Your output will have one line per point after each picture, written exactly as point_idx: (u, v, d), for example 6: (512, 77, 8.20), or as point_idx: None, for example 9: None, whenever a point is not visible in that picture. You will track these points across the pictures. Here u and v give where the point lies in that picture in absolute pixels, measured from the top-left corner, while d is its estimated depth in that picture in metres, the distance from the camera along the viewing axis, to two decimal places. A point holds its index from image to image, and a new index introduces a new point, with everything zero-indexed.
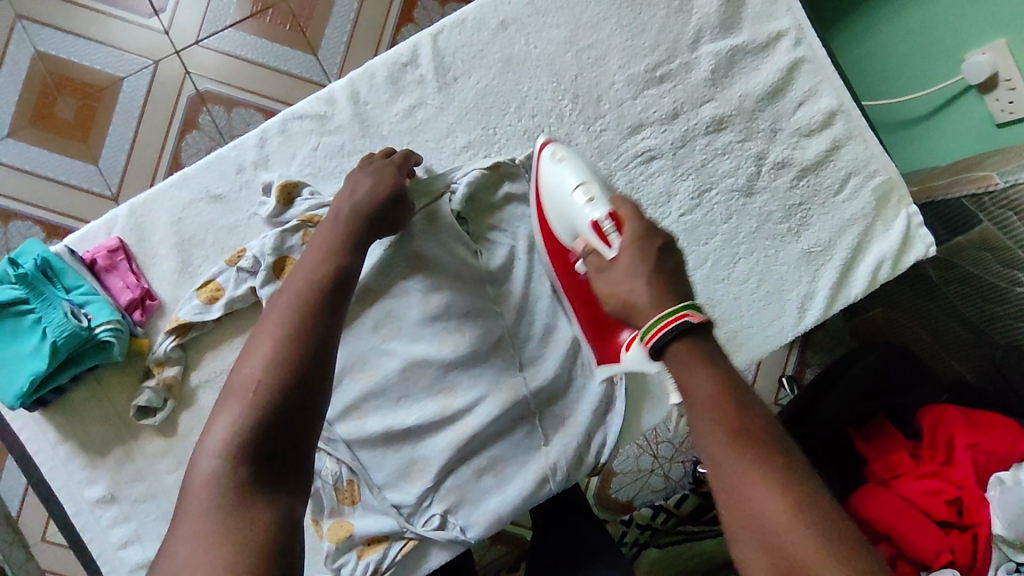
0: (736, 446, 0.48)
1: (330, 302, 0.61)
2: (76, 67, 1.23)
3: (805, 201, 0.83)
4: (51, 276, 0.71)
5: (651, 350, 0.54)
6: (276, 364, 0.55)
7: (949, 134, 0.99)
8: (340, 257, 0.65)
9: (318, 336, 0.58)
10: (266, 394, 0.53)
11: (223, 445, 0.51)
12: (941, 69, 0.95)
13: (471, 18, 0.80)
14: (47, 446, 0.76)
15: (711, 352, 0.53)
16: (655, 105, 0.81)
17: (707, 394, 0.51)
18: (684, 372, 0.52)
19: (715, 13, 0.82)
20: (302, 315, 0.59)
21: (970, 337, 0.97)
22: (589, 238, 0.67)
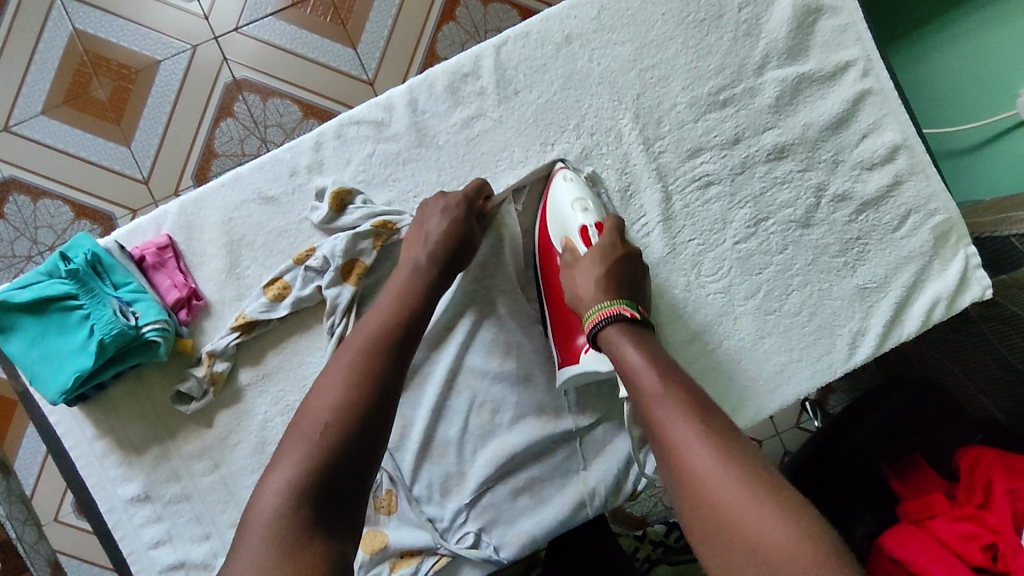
0: (663, 401, 0.58)
1: (400, 352, 0.62)
2: (114, 48, 1.21)
3: (863, 236, 0.81)
4: (101, 272, 0.69)
5: (590, 336, 0.67)
6: (344, 407, 0.56)
7: (1000, 168, 0.97)
8: (410, 309, 0.66)
9: (384, 381, 0.59)
10: (334, 438, 0.54)
11: (287, 487, 0.51)
12: (1001, 100, 0.93)
13: (535, 31, 0.79)
14: (84, 441, 0.75)
15: (644, 337, 0.65)
16: (716, 129, 0.80)
17: (637, 366, 0.62)
18: (619, 354, 0.64)
19: (783, 40, 0.80)
20: (374, 365, 0.60)
21: (1005, 375, 0.94)
22: (573, 237, 0.74)
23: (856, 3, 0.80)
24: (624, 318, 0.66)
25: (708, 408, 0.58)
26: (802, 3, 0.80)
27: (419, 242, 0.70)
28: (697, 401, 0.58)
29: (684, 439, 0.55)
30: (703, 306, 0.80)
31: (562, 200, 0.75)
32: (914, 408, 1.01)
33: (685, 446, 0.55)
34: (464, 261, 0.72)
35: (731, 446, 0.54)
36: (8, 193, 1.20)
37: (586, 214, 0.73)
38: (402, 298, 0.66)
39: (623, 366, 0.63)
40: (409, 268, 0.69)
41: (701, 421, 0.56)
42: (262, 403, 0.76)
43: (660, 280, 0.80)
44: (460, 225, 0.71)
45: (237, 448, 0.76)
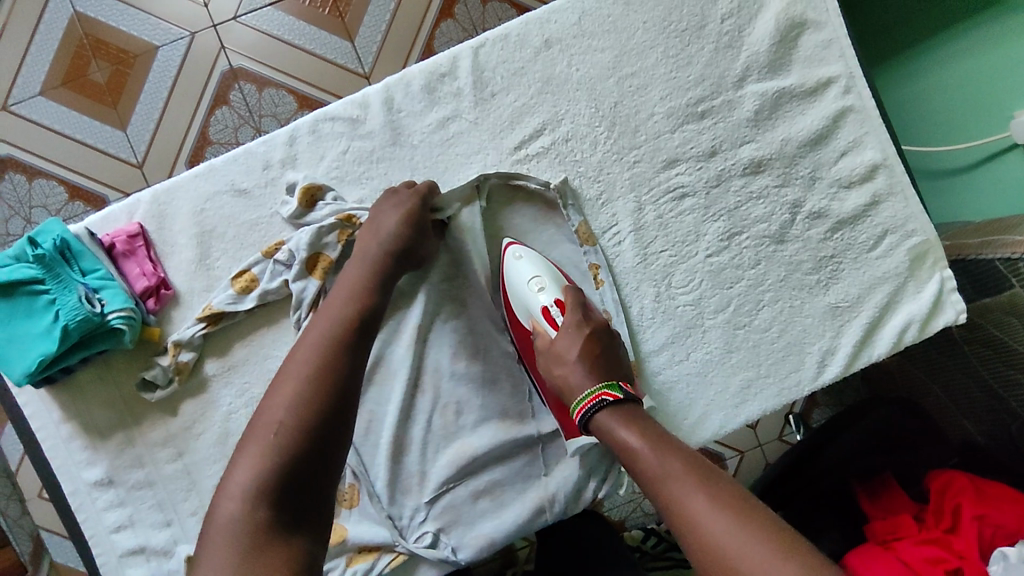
0: (664, 479, 0.57)
1: (353, 342, 0.62)
2: (113, 32, 1.22)
3: (838, 254, 0.81)
4: (69, 258, 0.70)
5: (581, 424, 0.66)
6: (302, 404, 0.56)
7: (989, 191, 0.96)
8: (363, 301, 0.66)
9: (343, 376, 0.59)
10: (292, 434, 0.54)
11: (247, 488, 0.51)
12: (990, 123, 0.92)
13: (514, 34, 0.78)
14: (51, 424, 0.76)
15: (633, 415, 0.64)
16: (693, 141, 0.79)
17: (631, 447, 0.61)
18: (612, 437, 0.63)
19: (765, 53, 0.79)
20: (327, 357, 0.60)
21: (987, 401, 0.94)
22: (540, 320, 0.75)
23: (840, 19, 0.79)
24: (607, 403, 0.65)
25: (709, 473, 0.57)
26: (786, 16, 0.79)
27: (369, 240, 0.70)
28: (699, 469, 0.57)
29: (694, 514, 0.53)
30: (671, 318, 0.80)
31: (521, 283, 0.76)
32: (890, 427, 1.05)
33: (701, 524, 0.53)
34: (416, 251, 0.73)
35: (742, 511, 0.52)
36: (3, 171, 1.21)
37: (545, 293, 0.75)
38: (355, 288, 0.67)
39: (618, 450, 0.62)
40: (361, 260, 0.69)
41: (707, 491, 0.55)
42: (228, 394, 0.77)
43: (630, 289, 0.79)
44: (407, 215, 0.71)
45: (202, 438, 0.77)
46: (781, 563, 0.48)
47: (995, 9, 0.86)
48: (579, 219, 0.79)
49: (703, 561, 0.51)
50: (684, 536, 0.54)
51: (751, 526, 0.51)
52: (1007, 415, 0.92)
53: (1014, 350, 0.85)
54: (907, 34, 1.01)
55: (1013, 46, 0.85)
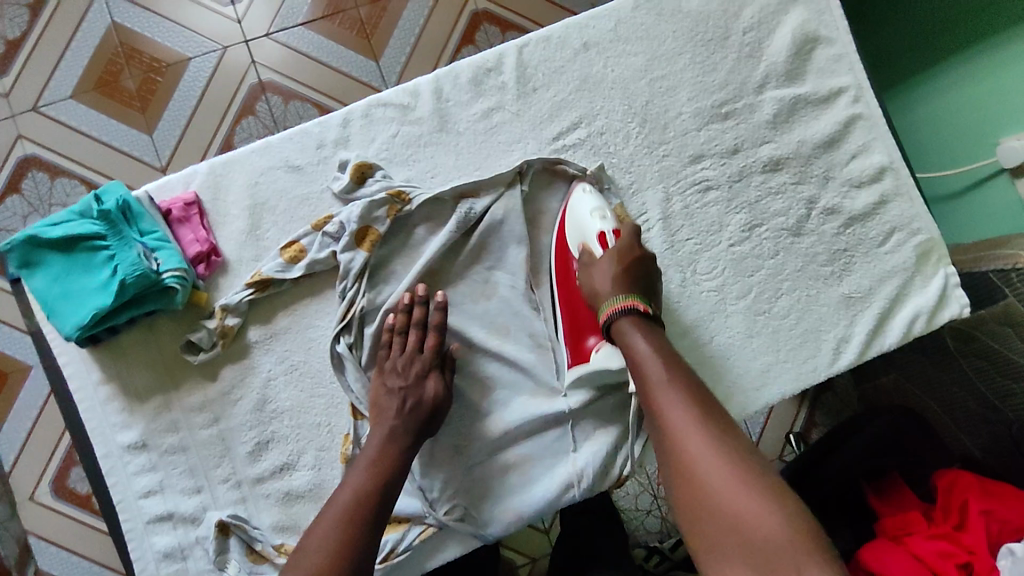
0: (663, 390, 0.64)
1: (385, 496, 0.68)
2: (149, 42, 1.28)
3: (850, 248, 0.86)
4: (129, 219, 0.72)
5: (604, 325, 0.72)
6: (351, 515, 0.65)
7: (975, 214, 1.05)
8: (389, 466, 0.70)
9: (389, 489, 0.68)
10: (342, 544, 0.63)
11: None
12: (978, 149, 1.01)
13: (555, 37, 0.85)
14: (91, 384, 0.77)
15: (653, 328, 0.70)
16: (717, 139, 0.85)
17: (644, 354, 0.67)
18: (628, 341, 0.70)
19: (783, 63, 0.86)
20: (356, 522, 0.64)
21: (983, 412, 0.98)
22: (593, 243, 0.78)
23: (850, 36, 0.87)
24: (637, 311, 0.71)
25: (702, 395, 0.63)
26: (802, 31, 0.86)
27: (388, 413, 0.73)
28: (697, 391, 0.64)
29: (678, 424, 0.61)
30: (696, 302, 0.84)
31: (582, 211, 0.80)
32: (894, 433, 1.08)
33: (682, 434, 0.60)
34: (432, 426, 0.74)
35: (727, 435, 0.59)
36: (27, 169, 1.25)
37: (604, 221, 0.79)
38: (379, 459, 0.70)
39: (630, 352, 0.69)
40: (382, 434, 0.72)
41: (697, 410, 0.61)
42: (268, 361, 0.78)
43: (660, 273, 0.84)
44: (421, 386, 0.74)
45: (239, 404, 0.78)
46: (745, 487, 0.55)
47: (984, 43, 0.95)
48: (617, 201, 0.83)
49: (676, 463, 0.59)
50: (665, 442, 0.61)
51: (730, 453, 0.58)
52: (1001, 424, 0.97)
53: None
54: (902, 67, 1.10)
55: (1003, 76, 0.94)
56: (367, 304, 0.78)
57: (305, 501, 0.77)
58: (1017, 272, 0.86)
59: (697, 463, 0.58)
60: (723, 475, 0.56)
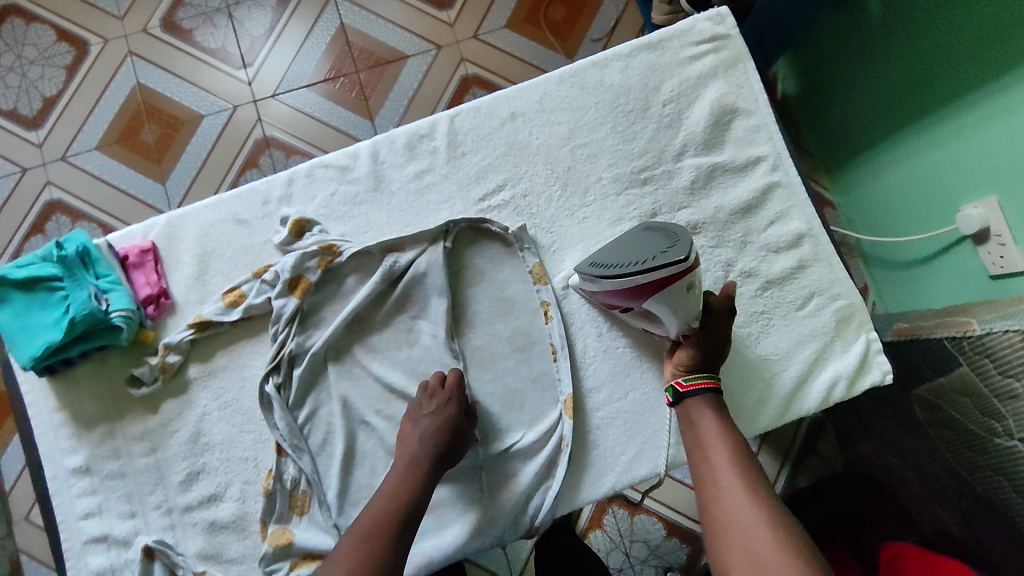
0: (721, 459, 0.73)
1: (427, 480, 0.75)
2: (168, 101, 1.42)
3: (768, 311, 0.88)
4: (87, 263, 0.81)
5: (677, 395, 0.79)
6: (399, 492, 0.73)
7: (951, 275, 1.10)
8: (413, 492, 0.74)
9: (433, 477, 0.76)
10: (388, 518, 0.71)
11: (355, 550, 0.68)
12: (946, 215, 1.07)
13: (485, 107, 0.92)
14: (46, 411, 0.85)
15: (723, 413, 0.78)
16: (636, 203, 0.90)
17: (710, 431, 0.76)
18: (698, 419, 0.77)
19: (700, 133, 0.91)
20: (408, 496, 0.73)
21: (952, 484, 0.96)
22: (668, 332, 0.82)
23: (767, 109, 0.92)
24: (709, 391, 0.78)
25: (755, 469, 0.72)
26: (719, 104, 0.91)
27: (415, 437, 0.77)
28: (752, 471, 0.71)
29: (729, 489, 0.69)
30: (612, 357, 0.87)
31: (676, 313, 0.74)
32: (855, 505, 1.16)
33: (730, 497, 0.69)
34: (454, 458, 0.78)
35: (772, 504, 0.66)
36: (51, 212, 1.39)
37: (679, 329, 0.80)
38: (420, 453, 0.77)
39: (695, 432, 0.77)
40: (404, 461, 0.76)
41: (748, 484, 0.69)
42: (204, 397, 0.85)
43: (576, 327, 0.88)
44: (448, 419, 0.78)
45: (175, 435, 0.84)
46: (781, 547, 0.62)
47: (960, 102, 0.98)
48: (535, 261, 0.88)
49: (721, 524, 0.67)
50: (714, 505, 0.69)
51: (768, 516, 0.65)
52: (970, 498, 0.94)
53: (973, 433, 0.88)
54: (896, 116, 1.13)
55: (954, 146, 1.01)
56: (296, 346, 0.85)
57: (228, 531, 0.82)
58: (969, 341, 0.84)
59: (743, 521, 0.65)
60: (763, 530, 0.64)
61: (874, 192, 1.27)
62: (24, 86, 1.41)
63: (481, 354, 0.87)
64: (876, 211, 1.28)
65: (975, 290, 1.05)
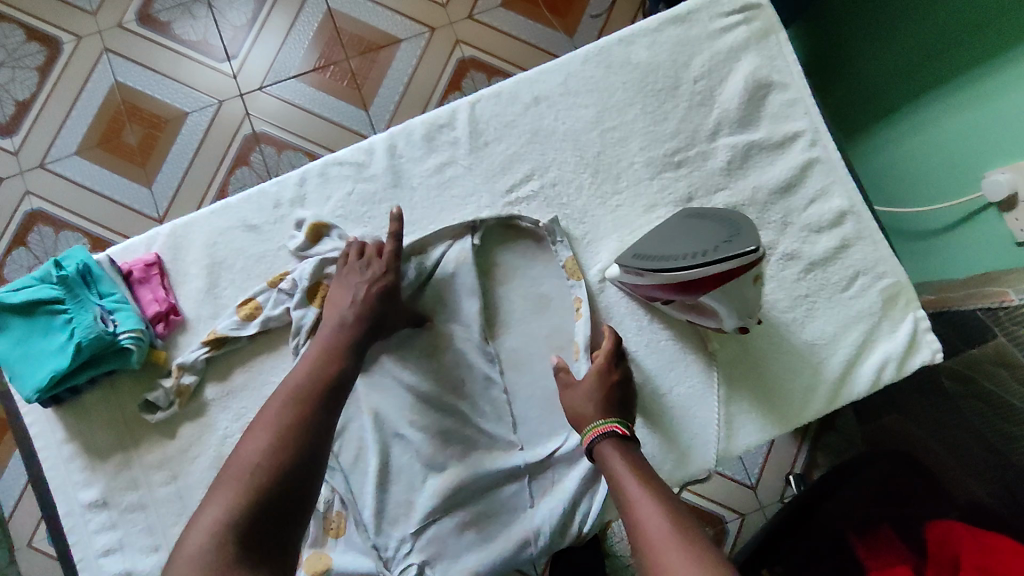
0: (649, 519, 0.59)
1: (348, 357, 0.69)
2: (148, 99, 1.34)
3: (812, 294, 0.84)
4: (89, 282, 0.75)
5: (589, 449, 0.70)
6: (314, 372, 0.67)
7: (972, 246, 0.99)
8: (341, 359, 0.69)
9: (351, 354, 0.70)
10: (301, 395, 0.64)
11: (269, 427, 0.61)
12: (967, 179, 0.97)
13: (506, 92, 0.86)
14: (54, 444, 0.79)
15: (632, 451, 0.69)
16: (671, 187, 0.85)
17: (623, 474, 0.65)
18: (609, 463, 0.67)
19: (734, 111, 0.86)
20: (320, 375, 0.66)
21: (986, 456, 0.89)
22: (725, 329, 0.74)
23: (803, 81, 0.87)
24: (617, 435, 0.69)
25: (676, 504, 0.61)
26: (753, 78, 0.86)
27: (341, 301, 0.74)
28: (673, 507, 0.61)
29: (652, 532, 0.58)
30: (654, 352, 0.83)
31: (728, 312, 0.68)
32: (885, 482, 1.03)
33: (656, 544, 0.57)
34: (383, 326, 0.75)
35: (723, 570, 0.52)
36: (33, 223, 1.31)
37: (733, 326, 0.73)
38: (344, 330, 0.72)
39: (610, 477, 0.66)
40: (333, 329, 0.72)
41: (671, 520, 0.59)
42: (224, 418, 0.80)
43: (615, 322, 0.83)
44: (386, 290, 0.75)
45: (196, 461, 0.79)
46: None
47: (993, 61, 0.88)
48: (568, 254, 0.83)
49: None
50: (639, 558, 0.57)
51: (709, 557, 0.54)
52: (1008, 469, 0.86)
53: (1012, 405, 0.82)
54: (912, 82, 1.03)
55: (985, 106, 0.91)
56: None
57: None
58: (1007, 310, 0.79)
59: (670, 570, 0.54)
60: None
61: (881, 161, 1.16)
62: None
63: (517, 356, 0.83)
64: (885, 179, 1.17)
65: (1002, 261, 0.94)
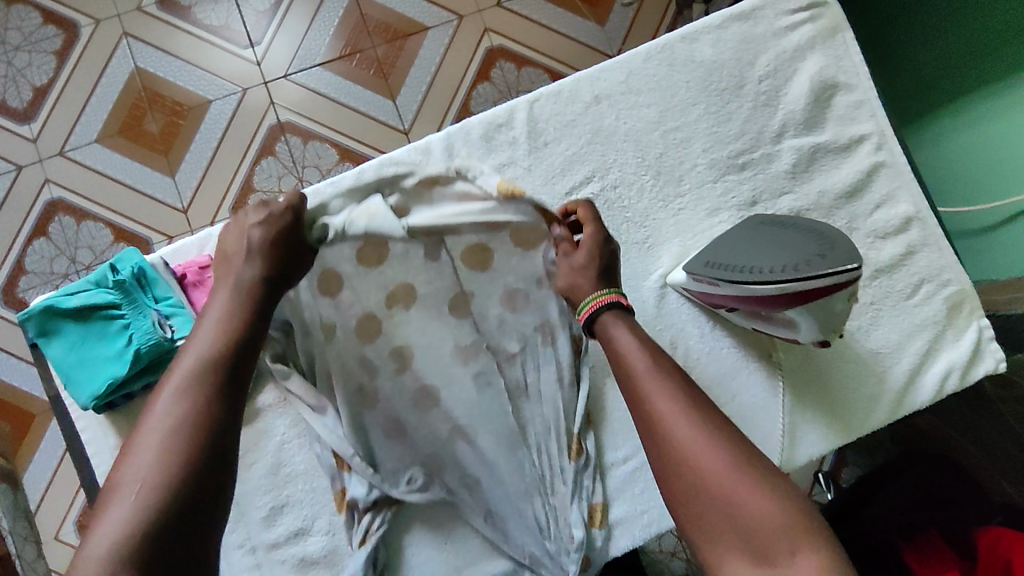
0: (658, 390, 0.59)
1: (253, 324, 0.64)
2: (168, 84, 1.23)
3: (876, 301, 0.83)
4: (144, 286, 0.74)
5: (585, 323, 0.69)
6: (219, 344, 0.60)
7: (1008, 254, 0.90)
8: (244, 331, 0.62)
9: (259, 318, 0.65)
10: (208, 375, 0.57)
11: (177, 413, 0.54)
12: (1006, 182, 0.87)
13: (566, 90, 0.84)
14: (106, 450, 0.77)
15: (632, 322, 0.67)
16: (734, 190, 0.83)
17: (627, 344, 0.64)
18: (609, 335, 0.66)
19: (800, 112, 0.84)
20: (227, 350, 0.60)
21: None
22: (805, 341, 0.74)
23: (870, 82, 0.85)
24: (619, 305, 0.68)
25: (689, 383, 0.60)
26: (820, 78, 0.84)
27: (232, 270, 0.67)
28: (681, 383, 0.60)
29: (665, 411, 0.57)
30: (716, 360, 0.82)
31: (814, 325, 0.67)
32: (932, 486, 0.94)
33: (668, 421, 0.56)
34: (291, 277, 0.70)
35: (738, 450, 0.53)
36: (53, 213, 1.21)
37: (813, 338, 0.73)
38: (241, 299, 0.65)
39: (613, 348, 0.65)
40: (235, 292, 0.65)
41: (686, 402, 0.57)
42: (282, 424, 0.78)
43: (677, 329, 0.82)
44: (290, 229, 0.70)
45: (254, 467, 0.78)
46: (739, 464, 0.52)
47: None
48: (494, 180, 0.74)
49: (664, 462, 0.55)
50: (650, 439, 0.57)
51: (722, 436, 0.55)
52: None
53: None
54: (948, 77, 0.93)
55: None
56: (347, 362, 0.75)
57: (320, 566, 0.77)
58: None
59: (686, 456, 0.54)
60: (713, 458, 0.53)
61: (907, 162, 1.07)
62: (10, 74, 1.22)
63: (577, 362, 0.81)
64: None
65: None
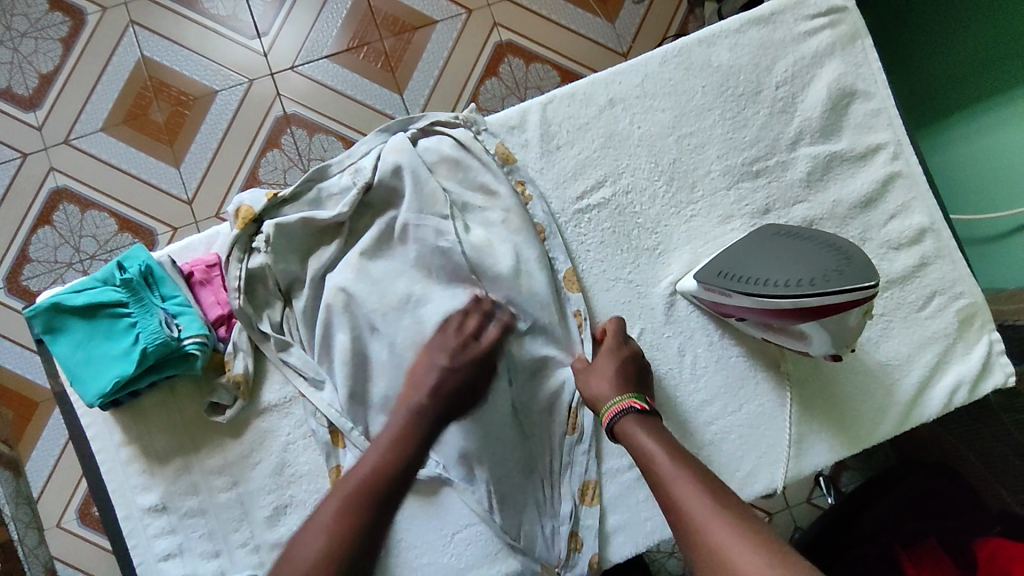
0: (687, 490, 0.62)
1: (401, 466, 0.73)
2: (174, 74, 1.22)
3: (887, 312, 0.82)
4: (151, 284, 0.73)
5: (607, 429, 0.71)
6: (379, 459, 0.73)
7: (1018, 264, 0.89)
8: (402, 453, 0.74)
9: (418, 443, 0.74)
10: (360, 485, 0.71)
11: (336, 508, 0.70)
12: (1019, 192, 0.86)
13: (580, 93, 0.83)
14: (111, 446, 0.77)
15: (656, 426, 0.70)
16: (748, 198, 0.82)
17: (650, 451, 0.67)
18: (635, 442, 0.68)
19: (817, 119, 0.83)
20: (380, 475, 0.72)
21: None
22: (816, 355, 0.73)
23: (887, 91, 0.84)
24: (636, 411, 0.70)
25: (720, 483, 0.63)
26: (837, 86, 0.83)
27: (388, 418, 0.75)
28: (709, 482, 0.63)
29: (690, 510, 0.60)
30: (724, 368, 0.81)
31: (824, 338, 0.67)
32: (927, 495, 0.93)
33: (698, 519, 0.59)
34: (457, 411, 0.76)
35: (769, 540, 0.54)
36: (58, 202, 1.20)
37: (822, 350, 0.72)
38: (399, 438, 0.74)
39: (637, 453, 0.68)
40: (394, 420, 0.75)
41: (712, 498, 0.61)
42: (287, 424, 0.78)
43: (686, 337, 0.81)
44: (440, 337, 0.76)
45: (258, 467, 0.77)
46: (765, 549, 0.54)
47: None
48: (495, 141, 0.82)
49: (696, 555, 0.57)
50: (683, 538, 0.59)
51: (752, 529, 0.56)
52: None
53: None
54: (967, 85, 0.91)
55: None
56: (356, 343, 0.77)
57: None
58: None
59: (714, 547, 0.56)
60: (735, 547, 0.55)
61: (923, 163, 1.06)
62: (16, 62, 1.21)
63: None
64: None
65: None
